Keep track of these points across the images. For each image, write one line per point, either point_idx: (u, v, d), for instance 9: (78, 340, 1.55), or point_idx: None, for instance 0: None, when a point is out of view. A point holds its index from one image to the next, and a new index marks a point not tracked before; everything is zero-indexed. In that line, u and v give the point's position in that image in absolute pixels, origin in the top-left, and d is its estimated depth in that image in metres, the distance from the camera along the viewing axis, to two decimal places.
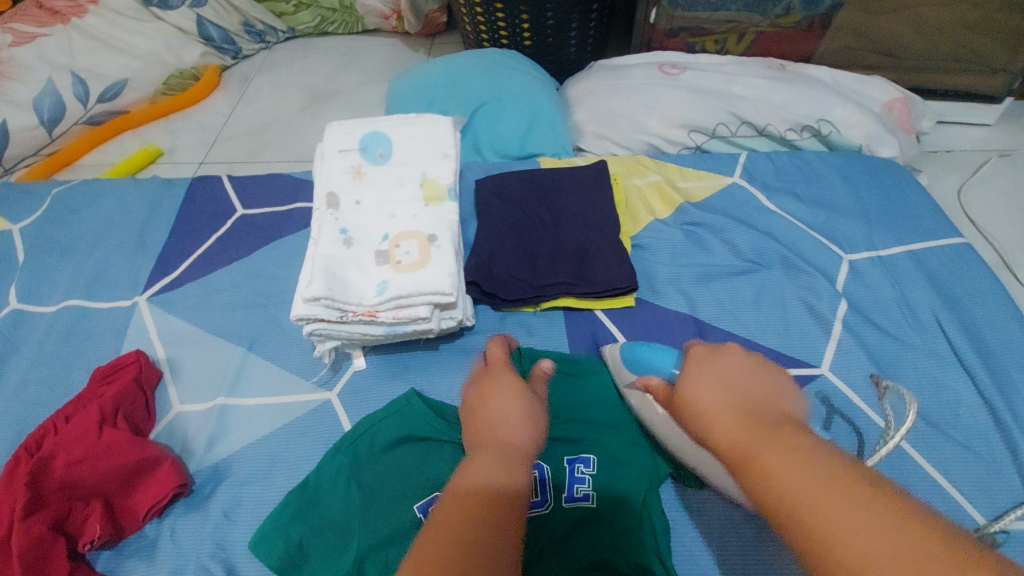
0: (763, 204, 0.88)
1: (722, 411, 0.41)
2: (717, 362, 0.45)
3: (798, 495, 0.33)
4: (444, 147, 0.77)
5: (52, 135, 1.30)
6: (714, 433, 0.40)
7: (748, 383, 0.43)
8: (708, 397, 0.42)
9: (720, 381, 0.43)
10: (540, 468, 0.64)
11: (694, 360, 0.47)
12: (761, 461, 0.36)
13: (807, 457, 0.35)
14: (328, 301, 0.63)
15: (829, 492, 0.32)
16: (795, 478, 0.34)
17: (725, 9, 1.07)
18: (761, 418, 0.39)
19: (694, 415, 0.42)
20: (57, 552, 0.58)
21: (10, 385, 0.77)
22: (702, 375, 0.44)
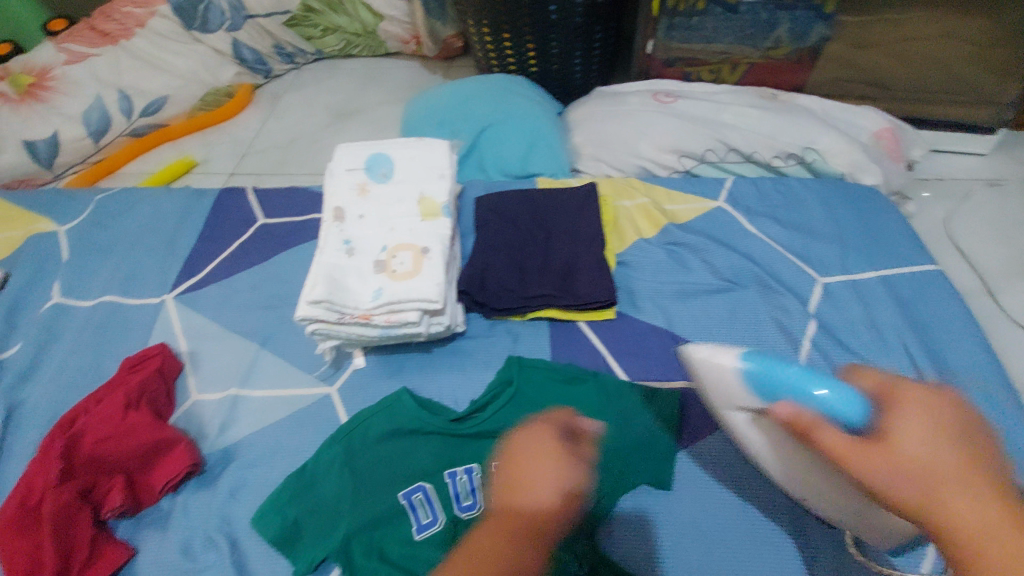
0: (744, 227, 0.93)
1: (936, 477, 0.41)
2: (932, 412, 0.43)
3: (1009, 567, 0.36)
4: (440, 168, 0.84)
5: (98, 144, 1.43)
6: (915, 495, 0.41)
7: (962, 443, 0.42)
8: (921, 456, 0.42)
9: (941, 447, 0.42)
10: None
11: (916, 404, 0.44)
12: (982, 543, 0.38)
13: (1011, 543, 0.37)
14: (328, 304, 0.71)
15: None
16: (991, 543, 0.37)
17: (718, 42, 1.14)
18: (981, 473, 0.40)
19: (894, 456, 0.42)
20: (83, 517, 0.66)
21: (50, 371, 0.86)
22: (917, 430, 0.43)
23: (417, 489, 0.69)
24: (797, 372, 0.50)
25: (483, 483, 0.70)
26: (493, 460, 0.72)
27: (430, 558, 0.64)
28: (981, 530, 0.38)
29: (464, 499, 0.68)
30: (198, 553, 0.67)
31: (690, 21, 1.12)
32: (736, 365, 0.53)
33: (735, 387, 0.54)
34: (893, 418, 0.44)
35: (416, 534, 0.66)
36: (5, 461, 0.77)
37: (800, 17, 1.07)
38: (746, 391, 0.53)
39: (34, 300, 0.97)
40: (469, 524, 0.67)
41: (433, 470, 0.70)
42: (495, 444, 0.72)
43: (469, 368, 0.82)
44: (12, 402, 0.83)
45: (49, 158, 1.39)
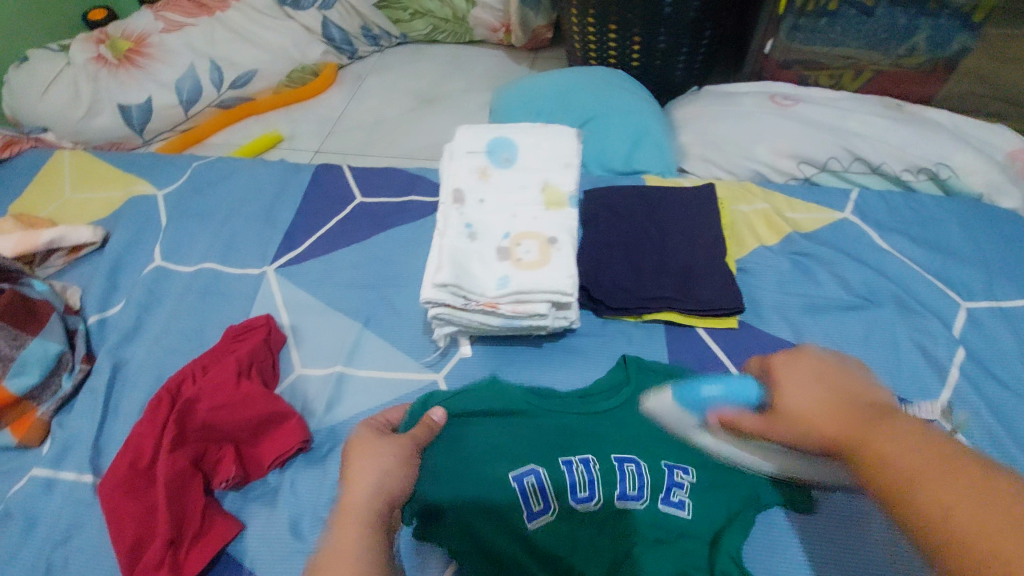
0: (875, 241, 0.87)
1: (815, 410, 0.48)
2: (799, 365, 0.53)
3: (912, 472, 0.37)
4: (566, 158, 0.80)
5: (187, 114, 1.44)
6: (811, 432, 0.47)
7: (832, 385, 0.50)
8: (797, 396, 0.51)
9: (810, 384, 0.51)
10: (637, 463, 0.66)
11: (788, 368, 0.53)
12: (868, 446, 0.41)
13: (909, 454, 0.38)
14: (455, 288, 0.68)
15: (925, 472, 0.37)
16: (905, 463, 0.38)
17: (844, 46, 1.07)
18: (857, 407, 0.46)
19: (784, 410, 0.50)
20: (195, 486, 0.65)
21: (152, 334, 0.86)
22: (793, 380, 0.52)
23: (530, 473, 0.65)
24: (705, 383, 0.63)
25: (602, 477, 0.65)
26: (613, 454, 0.67)
27: (547, 549, 0.62)
28: (897, 466, 0.38)
29: (580, 490, 0.64)
30: (307, 533, 0.65)
31: (817, 23, 1.06)
32: (670, 394, 0.65)
33: (677, 417, 0.64)
34: (775, 378, 0.54)
35: (529, 522, 0.63)
36: (111, 419, 0.77)
37: (942, 25, 1.00)
38: (686, 415, 0.63)
39: (135, 262, 0.97)
40: (590, 518, 0.64)
41: (550, 454, 0.67)
42: (615, 439, 0.68)
43: (581, 366, 0.78)
44: (117, 362, 0.83)
45: (141, 124, 1.40)
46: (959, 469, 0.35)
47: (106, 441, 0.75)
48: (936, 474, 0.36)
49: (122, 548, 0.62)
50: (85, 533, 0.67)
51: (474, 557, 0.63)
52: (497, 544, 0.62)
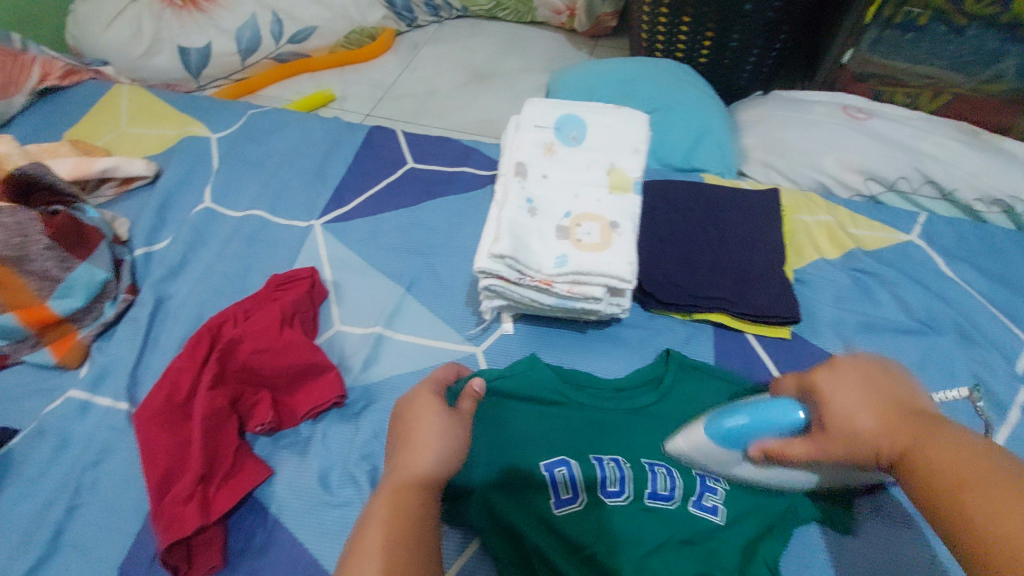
0: (940, 268, 0.84)
1: (861, 427, 0.46)
2: (844, 374, 0.49)
3: (986, 493, 0.37)
4: (635, 142, 0.78)
5: (244, 63, 1.44)
6: (857, 448, 0.46)
7: (887, 391, 0.47)
8: (847, 408, 0.46)
9: (860, 396, 0.47)
10: (669, 466, 0.63)
11: (829, 379, 0.49)
12: (920, 463, 0.41)
13: (988, 473, 0.38)
14: (511, 261, 0.66)
15: (1000, 491, 0.37)
16: (981, 486, 0.38)
17: (927, 64, 1.03)
18: (919, 423, 0.44)
19: (840, 432, 0.46)
20: (230, 426, 0.65)
21: (197, 273, 0.86)
22: (837, 389, 0.48)
23: (562, 464, 0.63)
24: (739, 411, 0.53)
25: (633, 474, 0.62)
26: (643, 455, 0.64)
27: (573, 536, 0.59)
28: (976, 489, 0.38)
29: (611, 485, 0.62)
30: (335, 487, 0.64)
31: (903, 37, 1.02)
32: (704, 433, 0.56)
33: (711, 452, 0.56)
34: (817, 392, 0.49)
35: (555, 508, 0.61)
36: (150, 351, 0.77)
37: None
38: (716, 447, 0.56)
39: (185, 201, 0.97)
40: (613, 513, 0.60)
41: (580, 448, 0.64)
42: (647, 441, 0.66)
43: (623, 357, 0.77)
44: (161, 296, 0.83)
45: (198, 68, 1.41)
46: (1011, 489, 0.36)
47: (143, 371, 0.75)
48: (1013, 494, 0.36)
49: (152, 474, 0.62)
50: (116, 458, 0.68)
51: (498, 538, 0.61)
52: (523, 524, 0.60)
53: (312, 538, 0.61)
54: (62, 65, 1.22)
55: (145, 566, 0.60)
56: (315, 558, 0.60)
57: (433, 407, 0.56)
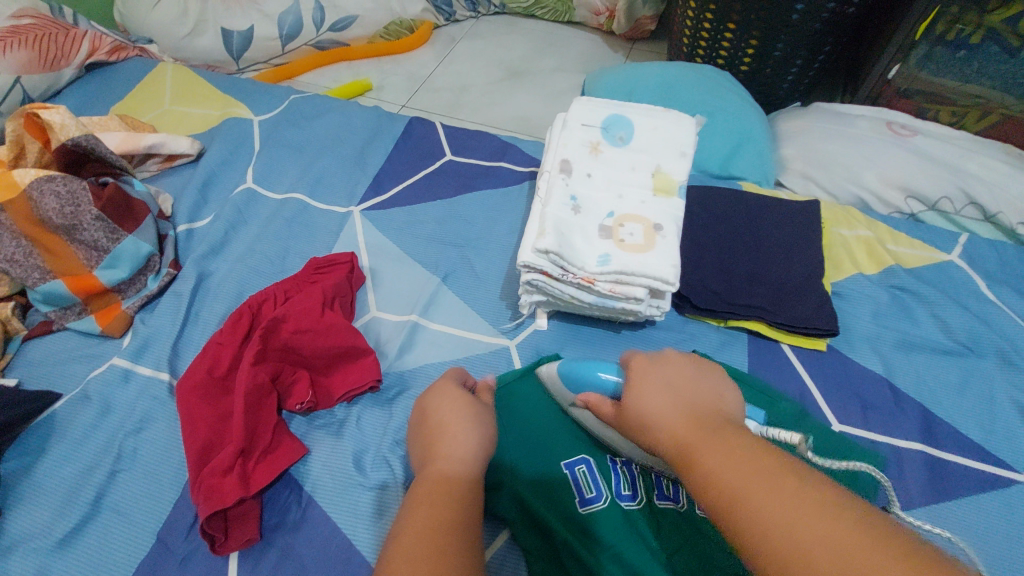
0: (981, 290, 0.83)
1: (658, 421, 0.45)
2: (656, 371, 0.49)
3: (735, 484, 0.36)
4: (682, 146, 0.78)
5: (285, 48, 1.46)
6: (652, 437, 0.45)
7: (686, 388, 0.47)
8: (650, 400, 0.46)
9: (663, 388, 0.47)
10: None
11: (642, 374, 0.50)
12: (704, 462, 0.39)
13: (742, 463, 0.38)
14: (555, 256, 0.67)
15: (752, 484, 0.36)
16: (734, 474, 0.37)
17: (976, 83, 1.02)
18: (703, 417, 0.43)
19: (640, 422, 0.46)
20: (269, 402, 0.66)
21: (237, 252, 0.87)
22: (648, 381, 0.48)
23: (582, 463, 0.63)
24: (595, 364, 0.60)
25: (647, 477, 0.63)
26: None
27: (596, 534, 0.58)
28: (733, 481, 0.37)
29: (626, 487, 0.62)
30: (368, 470, 0.65)
31: (954, 55, 1.02)
32: (558, 366, 0.64)
33: (563, 389, 0.64)
34: (629, 387, 0.49)
35: (579, 506, 0.60)
36: (191, 325, 0.79)
37: None
38: (565, 388, 0.64)
39: (227, 180, 0.99)
40: (627, 514, 0.60)
41: (601, 447, 0.65)
42: None
43: None
44: (202, 272, 0.84)
45: (240, 51, 1.43)
46: (795, 489, 0.35)
47: (184, 345, 0.77)
48: (761, 485, 0.36)
49: (193, 446, 0.63)
50: (156, 427, 0.69)
51: (527, 531, 0.61)
52: (551, 518, 0.60)
53: (344, 519, 0.62)
54: (110, 41, 1.25)
55: (182, 534, 0.62)
56: (348, 540, 0.60)
57: (460, 401, 0.57)
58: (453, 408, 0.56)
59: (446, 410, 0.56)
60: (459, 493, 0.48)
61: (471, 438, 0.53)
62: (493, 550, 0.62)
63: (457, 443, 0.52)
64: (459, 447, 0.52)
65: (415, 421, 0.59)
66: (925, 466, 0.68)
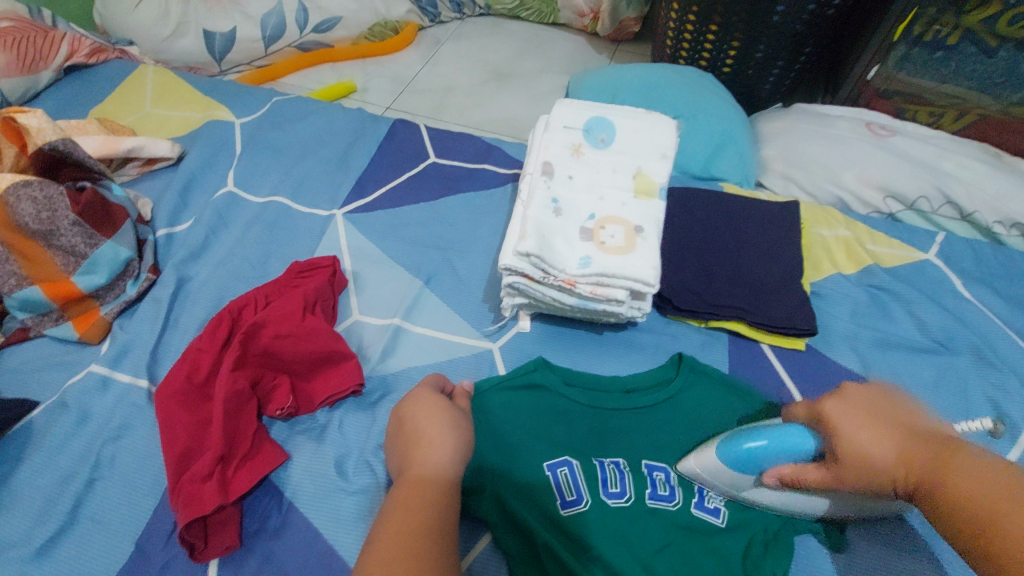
0: (956, 288, 0.84)
1: (878, 451, 0.51)
2: (851, 403, 0.55)
3: (988, 508, 0.44)
4: (663, 148, 0.78)
5: (268, 50, 1.45)
6: (876, 471, 0.51)
7: (887, 416, 0.53)
8: (860, 433, 0.52)
9: (869, 421, 0.53)
10: (667, 471, 0.64)
11: (838, 407, 0.55)
12: (951, 492, 0.46)
13: (986, 490, 0.44)
14: (536, 259, 0.67)
15: (1007, 501, 0.43)
16: (985, 502, 0.44)
17: (953, 84, 1.03)
18: (919, 445, 0.50)
19: (853, 457, 0.51)
20: (249, 408, 0.66)
21: (218, 256, 0.86)
22: (845, 413, 0.54)
23: (564, 464, 0.63)
24: (754, 439, 0.57)
25: (632, 477, 0.63)
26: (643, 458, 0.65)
27: (579, 536, 0.59)
28: (988, 509, 0.44)
29: (612, 486, 0.62)
30: (350, 475, 0.65)
31: (931, 56, 1.04)
32: (716, 457, 0.60)
33: (729, 475, 0.60)
34: (830, 423, 0.54)
35: (561, 508, 0.61)
36: (170, 331, 0.78)
37: None
38: (732, 473, 0.59)
39: (208, 184, 0.98)
40: (615, 514, 0.60)
41: (583, 449, 0.65)
42: (651, 445, 0.67)
43: (638, 360, 0.77)
44: (182, 277, 0.84)
45: (222, 52, 1.42)
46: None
47: (164, 351, 0.76)
48: (1012, 506, 0.43)
49: (171, 454, 0.62)
50: (135, 434, 0.69)
51: (508, 535, 0.61)
52: (532, 521, 0.60)
53: (326, 524, 0.62)
54: (89, 43, 1.23)
55: (161, 542, 0.61)
56: (330, 545, 0.60)
57: (436, 409, 0.61)
58: (429, 414, 0.60)
59: (422, 416, 0.60)
60: (441, 497, 0.51)
61: (452, 444, 0.57)
62: (475, 553, 0.63)
63: (436, 448, 0.56)
64: (438, 453, 0.56)
65: (394, 429, 0.62)
66: None
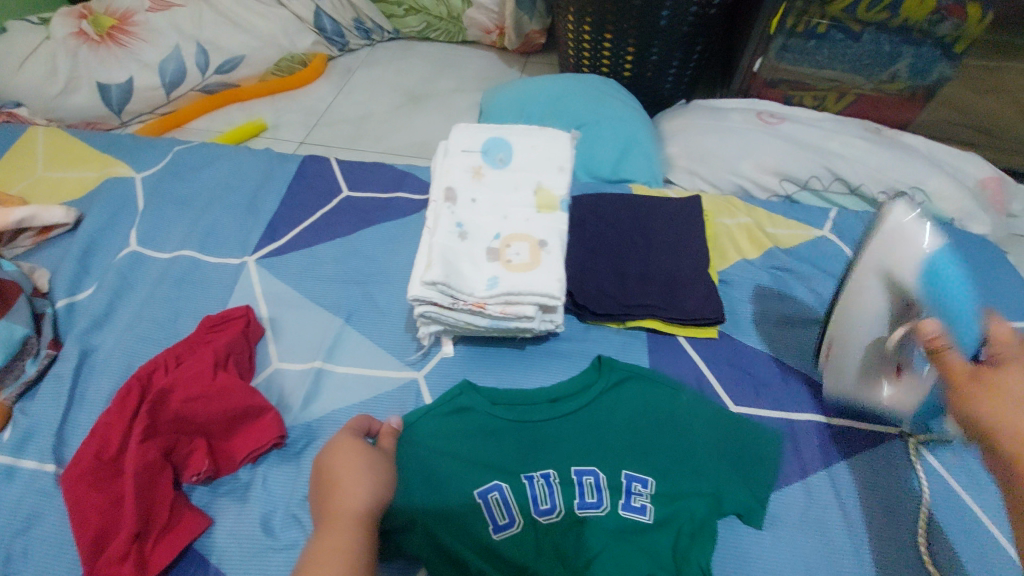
0: (851, 260, 0.90)
1: (1005, 371, 0.45)
2: (1016, 341, 0.48)
3: None
4: (560, 161, 0.80)
5: (169, 97, 1.41)
6: (990, 384, 0.45)
7: None
8: (1008, 360, 0.46)
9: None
10: (596, 475, 0.66)
11: (1006, 333, 0.48)
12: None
13: None
14: (443, 286, 0.68)
15: None
16: None
17: (830, 69, 1.11)
18: None
19: (986, 367, 0.46)
20: (164, 478, 0.63)
21: (125, 321, 0.83)
22: (1010, 344, 0.47)
23: (494, 489, 0.64)
24: None
25: (562, 489, 0.65)
26: (572, 464, 0.66)
27: (513, 558, 0.61)
28: None
29: (542, 502, 0.64)
30: (278, 530, 0.64)
31: (806, 44, 1.10)
32: None
33: None
34: (987, 340, 0.48)
35: (493, 534, 0.62)
36: (78, 407, 0.75)
37: (924, 54, 1.04)
38: None
39: (110, 245, 0.94)
40: (546, 530, 0.63)
41: (512, 468, 0.66)
42: (582, 449, 0.67)
43: (563, 369, 0.79)
44: (87, 348, 0.80)
45: (120, 104, 1.36)
46: None
47: (71, 429, 0.73)
48: None
49: (83, 538, 0.60)
50: (46, 523, 0.65)
51: (445, 568, 0.61)
52: (466, 550, 0.61)
53: None
54: None
55: None
56: None
57: (357, 449, 0.62)
58: (349, 457, 0.61)
59: (342, 458, 0.61)
60: (359, 541, 0.53)
61: (374, 484, 0.58)
62: None
63: (356, 489, 0.57)
64: (356, 495, 0.57)
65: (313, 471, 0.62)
66: (817, 434, 0.73)
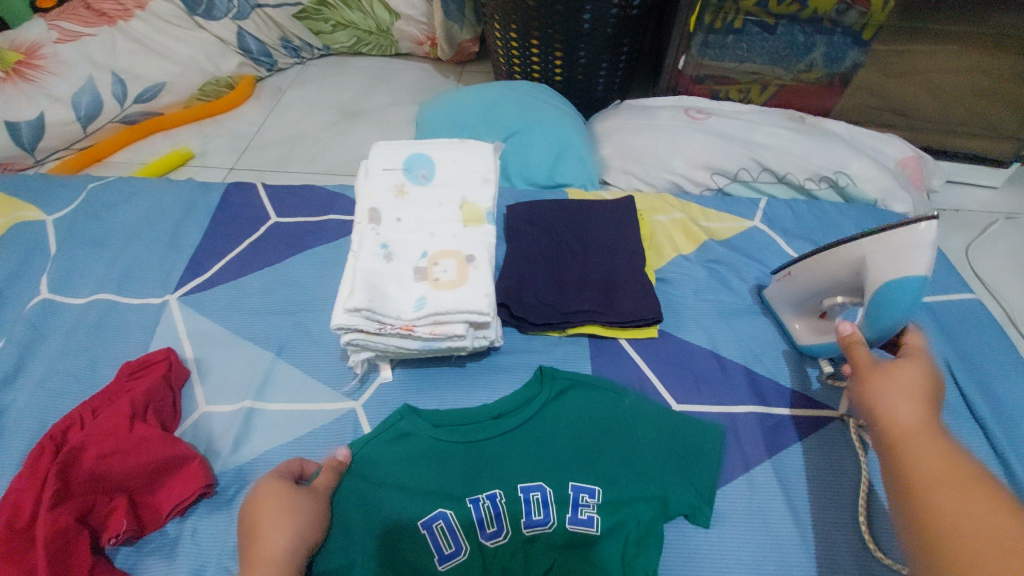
0: (782, 248, 0.92)
1: (895, 412, 0.50)
2: (901, 378, 0.53)
3: (941, 489, 0.41)
4: (484, 172, 0.79)
5: (86, 130, 1.34)
6: (881, 420, 0.50)
7: (928, 401, 0.51)
8: (893, 398, 0.51)
9: (913, 399, 0.51)
10: (543, 490, 0.64)
11: (894, 373, 0.54)
12: (916, 466, 0.44)
13: (950, 476, 0.42)
14: (369, 312, 0.65)
15: (967, 495, 0.40)
16: (945, 490, 0.41)
17: (750, 62, 1.13)
18: (937, 433, 0.47)
19: (879, 407, 0.52)
20: (81, 544, 0.59)
21: (37, 375, 0.78)
22: (894, 384, 0.53)
23: (438, 517, 0.62)
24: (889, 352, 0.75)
25: (508, 509, 0.63)
26: (517, 482, 0.64)
27: None
28: (948, 497, 0.41)
29: (489, 525, 0.63)
30: None
31: (725, 39, 1.12)
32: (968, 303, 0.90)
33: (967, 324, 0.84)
34: (872, 380, 0.55)
35: (439, 565, 0.61)
36: None
37: (836, 43, 1.07)
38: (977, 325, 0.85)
39: (19, 295, 0.88)
40: (494, 553, 0.62)
41: (455, 493, 0.64)
42: (526, 465, 0.65)
43: (505, 383, 0.77)
44: None
45: (31, 142, 1.29)
46: (973, 496, 0.40)
47: None
48: (965, 497, 0.40)
49: None
50: None
51: None
52: None
53: None
54: None
55: None
56: None
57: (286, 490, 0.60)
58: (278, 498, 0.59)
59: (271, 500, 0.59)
60: None
61: (303, 527, 0.57)
62: None
63: (281, 534, 0.56)
64: (281, 539, 0.56)
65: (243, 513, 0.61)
66: (759, 424, 0.74)
